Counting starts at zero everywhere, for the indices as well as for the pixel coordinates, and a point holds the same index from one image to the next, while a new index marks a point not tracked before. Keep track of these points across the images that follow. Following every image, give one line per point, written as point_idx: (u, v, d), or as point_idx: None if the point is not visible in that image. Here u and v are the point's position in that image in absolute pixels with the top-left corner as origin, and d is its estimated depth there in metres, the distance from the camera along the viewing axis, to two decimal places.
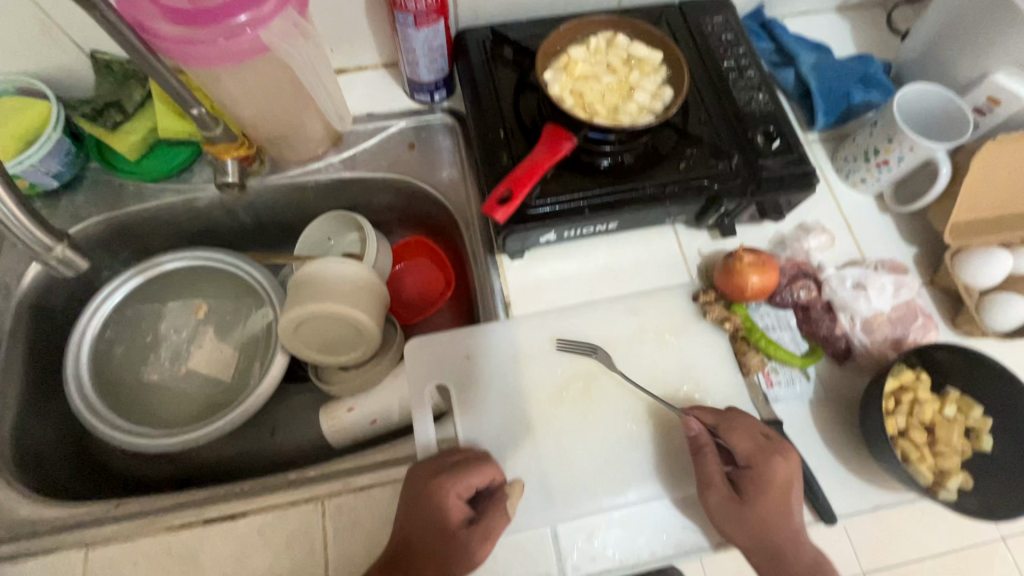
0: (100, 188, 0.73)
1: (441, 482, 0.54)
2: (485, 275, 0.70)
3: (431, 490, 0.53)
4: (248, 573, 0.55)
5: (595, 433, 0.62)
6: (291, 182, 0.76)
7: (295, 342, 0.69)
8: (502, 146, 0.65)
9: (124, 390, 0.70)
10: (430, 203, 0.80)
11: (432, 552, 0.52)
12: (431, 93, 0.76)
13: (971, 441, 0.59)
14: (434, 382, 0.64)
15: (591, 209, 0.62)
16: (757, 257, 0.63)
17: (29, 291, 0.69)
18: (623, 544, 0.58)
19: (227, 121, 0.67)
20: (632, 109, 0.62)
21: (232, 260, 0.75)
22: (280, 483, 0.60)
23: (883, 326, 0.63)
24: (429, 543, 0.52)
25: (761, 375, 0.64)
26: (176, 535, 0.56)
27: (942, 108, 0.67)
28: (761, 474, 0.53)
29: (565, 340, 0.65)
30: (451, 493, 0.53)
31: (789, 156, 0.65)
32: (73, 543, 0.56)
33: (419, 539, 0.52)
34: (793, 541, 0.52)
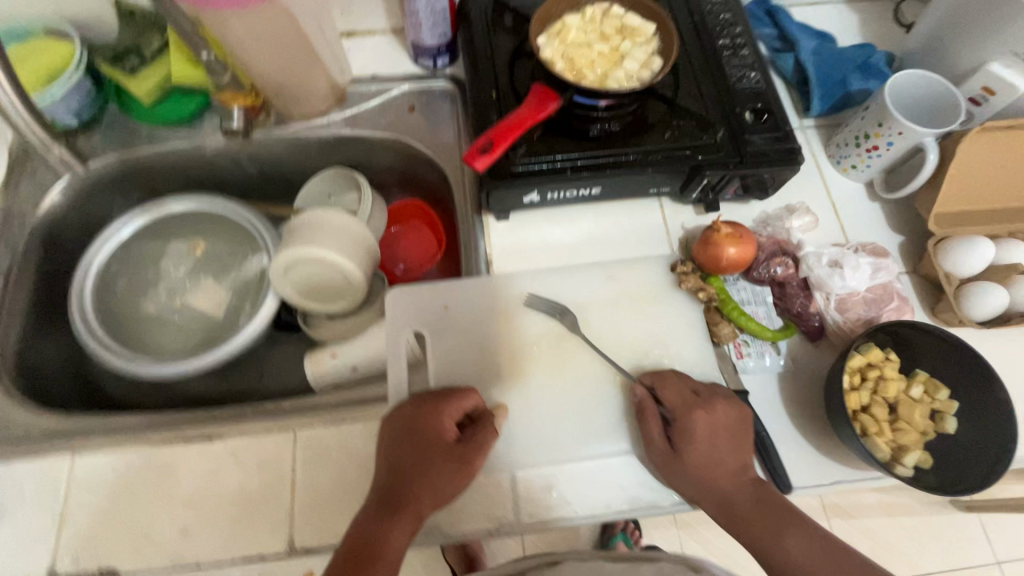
0: (116, 129, 0.77)
1: (431, 412, 0.57)
2: (473, 233, 0.73)
3: (422, 417, 0.56)
4: (219, 490, 0.58)
5: (562, 389, 0.63)
6: (294, 135, 0.79)
7: (285, 285, 0.72)
8: (494, 107, 0.67)
9: (123, 319, 0.74)
10: (427, 165, 0.83)
11: (431, 476, 0.54)
12: (434, 58, 0.79)
13: (935, 422, 0.59)
14: (412, 330, 0.66)
15: (574, 170, 0.64)
16: (734, 229, 0.65)
17: (43, 219, 0.73)
18: (579, 496, 0.59)
19: (238, 71, 0.70)
20: (621, 76, 0.64)
21: (234, 208, 0.78)
22: (257, 412, 0.63)
23: (857, 307, 0.64)
24: (425, 461, 0.55)
25: (732, 345, 0.65)
26: (155, 449, 0.60)
27: (935, 97, 0.68)
28: (684, 424, 0.56)
29: (534, 298, 0.67)
30: (441, 419, 0.56)
31: (775, 133, 0.66)
32: (62, 449, 0.59)
33: (415, 460, 0.55)
34: (732, 490, 0.54)
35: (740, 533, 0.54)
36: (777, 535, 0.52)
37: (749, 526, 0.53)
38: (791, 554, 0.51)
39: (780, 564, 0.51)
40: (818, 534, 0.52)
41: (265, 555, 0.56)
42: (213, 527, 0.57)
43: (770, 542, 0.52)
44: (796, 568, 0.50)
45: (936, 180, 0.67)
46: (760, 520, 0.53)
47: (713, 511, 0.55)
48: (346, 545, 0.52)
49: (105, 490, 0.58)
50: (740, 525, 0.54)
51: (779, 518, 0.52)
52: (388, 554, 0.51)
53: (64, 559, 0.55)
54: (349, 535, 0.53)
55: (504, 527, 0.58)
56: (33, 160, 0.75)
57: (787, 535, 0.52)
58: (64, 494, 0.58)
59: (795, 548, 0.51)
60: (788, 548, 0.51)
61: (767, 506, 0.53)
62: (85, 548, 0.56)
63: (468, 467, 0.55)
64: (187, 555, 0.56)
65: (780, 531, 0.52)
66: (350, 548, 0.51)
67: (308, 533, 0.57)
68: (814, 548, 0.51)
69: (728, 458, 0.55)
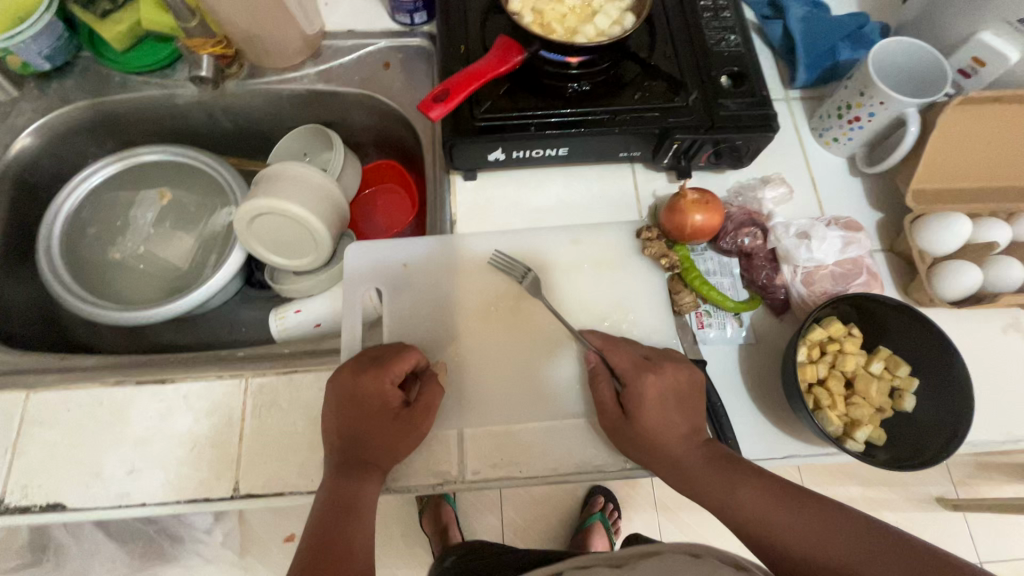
0: (88, 76, 0.77)
1: (371, 376, 0.55)
2: (439, 192, 0.71)
3: (365, 384, 0.55)
4: (168, 431, 0.59)
5: (516, 350, 0.63)
6: (267, 88, 0.78)
7: (250, 238, 0.71)
8: (462, 61, 0.65)
9: (91, 265, 0.75)
10: (401, 124, 0.81)
11: (388, 434, 0.55)
12: (410, 14, 0.77)
13: (894, 399, 0.58)
14: (371, 286, 0.66)
15: (539, 128, 0.62)
16: (701, 195, 0.63)
17: (12, 162, 0.73)
18: (525, 457, 0.59)
19: (205, 17, 0.69)
20: (589, 32, 0.62)
21: (205, 159, 0.78)
22: (211, 359, 0.63)
23: (823, 281, 0.61)
24: (374, 423, 0.55)
25: (693, 315, 0.64)
26: (108, 390, 0.60)
27: (926, 66, 0.65)
28: (633, 391, 0.55)
29: (499, 256, 0.65)
30: (385, 384, 0.55)
31: (750, 98, 0.63)
32: (15, 386, 0.60)
33: (364, 423, 0.55)
34: (687, 458, 0.53)
35: (699, 495, 0.52)
36: (730, 489, 0.50)
37: (705, 486, 0.52)
38: (746, 504, 0.49)
39: (740, 516, 0.50)
40: (769, 481, 0.50)
41: (211, 497, 0.57)
42: (161, 467, 0.58)
43: (724, 497, 0.51)
44: (756, 518, 0.49)
45: (917, 154, 0.65)
46: (712, 478, 0.51)
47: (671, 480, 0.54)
48: (320, 506, 0.52)
49: (56, 427, 0.59)
50: (698, 486, 0.52)
51: (729, 474, 0.51)
52: (366, 509, 0.52)
53: (13, 491, 0.56)
54: (321, 498, 0.53)
55: (447, 483, 0.58)
56: (5, 103, 0.75)
57: (739, 486, 0.50)
58: (16, 428, 0.59)
59: (749, 498, 0.50)
60: (743, 499, 0.50)
61: (716, 465, 0.52)
62: (35, 481, 0.57)
63: (420, 423, 0.56)
64: (134, 493, 0.57)
65: (731, 485, 0.50)
66: (325, 509, 0.52)
67: (254, 478, 0.57)
68: (767, 494, 0.50)
69: (678, 423, 0.54)
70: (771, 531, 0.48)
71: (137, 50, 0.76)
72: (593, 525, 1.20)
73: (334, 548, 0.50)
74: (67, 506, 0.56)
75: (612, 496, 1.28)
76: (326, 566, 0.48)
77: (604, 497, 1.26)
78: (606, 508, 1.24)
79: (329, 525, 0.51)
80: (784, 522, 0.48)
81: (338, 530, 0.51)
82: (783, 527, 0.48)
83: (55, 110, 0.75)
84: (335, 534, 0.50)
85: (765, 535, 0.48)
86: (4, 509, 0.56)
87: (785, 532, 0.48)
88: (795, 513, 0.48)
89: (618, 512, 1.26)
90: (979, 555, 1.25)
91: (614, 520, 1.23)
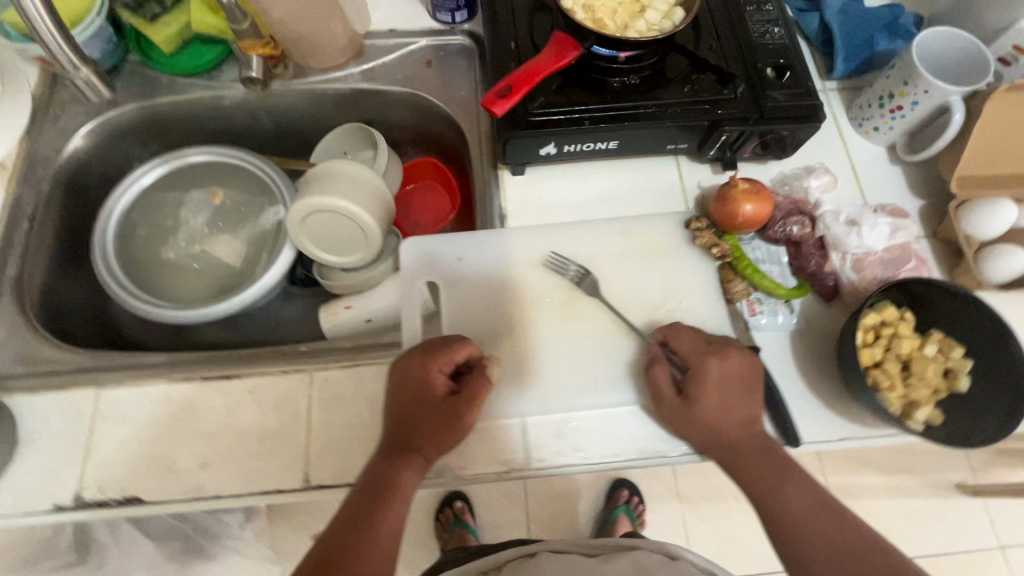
0: (136, 79, 0.78)
1: (423, 362, 0.56)
2: (488, 189, 0.73)
3: (414, 369, 0.56)
4: (238, 426, 0.60)
5: (573, 341, 0.64)
6: (312, 88, 0.79)
7: (302, 235, 0.73)
8: (513, 58, 0.67)
9: (143, 265, 0.76)
10: (442, 122, 0.83)
11: (434, 422, 0.56)
12: (452, 12, 0.78)
13: (948, 380, 0.59)
14: (427, 279, 0.67)
15: (591, 121, 0.64)
16: (752, 185, 0.64)
17: (65, 165, 0.75)
18: (588, 443, 0.60)
19: (256, 17, 0.70)
20: (641, 26, 0.64)
21: (250, 159, 0.79)
22: (274, 355, 0.64)
23: (873, 267, 0.63)
24: (415, 409, 0.56)
25: (744, 303, 0.65)
26: (176, 386, 0.62)
27: (964, 53, 0.66)
28: (696, 375, 0.57)
29: (554, 257, 0.67)
30: (432, 371, 0.56)
31: (796, 89, 0.65)
32: (86, 383, 0.61)
33: (407, 407, 0.56)
34: (742, 441, 0.56)
35: (741, 480, 0.56)
36: (778, 484, 0.54)
37: (756, 476, 0.55)
38: (787, 503, 0.53)
39: (776, 510, 0.53)
40: (815, 490, 0.54)
41: (282, 489, 0.58)
42: (231, 460, 0.59)
43: (769, 490, 0.54)
44: (792, 515, 0.53)
45: (961, 141, 0.66)
46: (765, 470, 0.55)
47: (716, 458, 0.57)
48: (362, 483, 0.55)
49: (129, 423, 0.60)
50: (748, 474, 0.55)
51: (781, 469, 0.54)
52: (402, 493, 0.54)
53: (88, 486, 0.58)
54: (365, 475, 0.55)
55: (513, 470, 0.59)
56: (56, 106, 0.76)
57: (786, 485, 0.54)
58: (88, 424, 0.60)
59: (793, 498, 0.53)
60: (786, 497, 0.53)
61: (770, 458, 0.55)
62: (109, 476, 0.58)
63: (463, 415, 0.56)
64: (207, 486, 0.58)
65: (782, 482, 0.54)
66: (367, 487, 0.54)
67: (323, 470, 0.59)
68: (810, 500, 0.53)
69: (737, 408, 0.56)
70: (800, 531, 0.52)
71: (184, 52, 0.77)
72: (620, 518, 1.21)
73: (363, 526, 0.52)
74: (141, 500, 0.57)
75: (636, 488, 1.29)
76: (354, 541, 0.52)
77: (628, 490, 1.27)
78: (630, 501, 1.26)
79: (366, 503, 0.53)
80: (816, 527, 0.52)
81: (374, 509, 0.53)
82: (813, 531, 0.52)
83: (105, 113, 0.76)
84: (371, 513, 0.53)
85: (792, 532, 0.52)
86: (80, 504, 0.57)
87: (812, 534, 0.52)
88: (828, 522, 0.52)
89: (642, 505, 1.27)
90: (1000, 541, 1.26)
91: (639, 513, 1.25)
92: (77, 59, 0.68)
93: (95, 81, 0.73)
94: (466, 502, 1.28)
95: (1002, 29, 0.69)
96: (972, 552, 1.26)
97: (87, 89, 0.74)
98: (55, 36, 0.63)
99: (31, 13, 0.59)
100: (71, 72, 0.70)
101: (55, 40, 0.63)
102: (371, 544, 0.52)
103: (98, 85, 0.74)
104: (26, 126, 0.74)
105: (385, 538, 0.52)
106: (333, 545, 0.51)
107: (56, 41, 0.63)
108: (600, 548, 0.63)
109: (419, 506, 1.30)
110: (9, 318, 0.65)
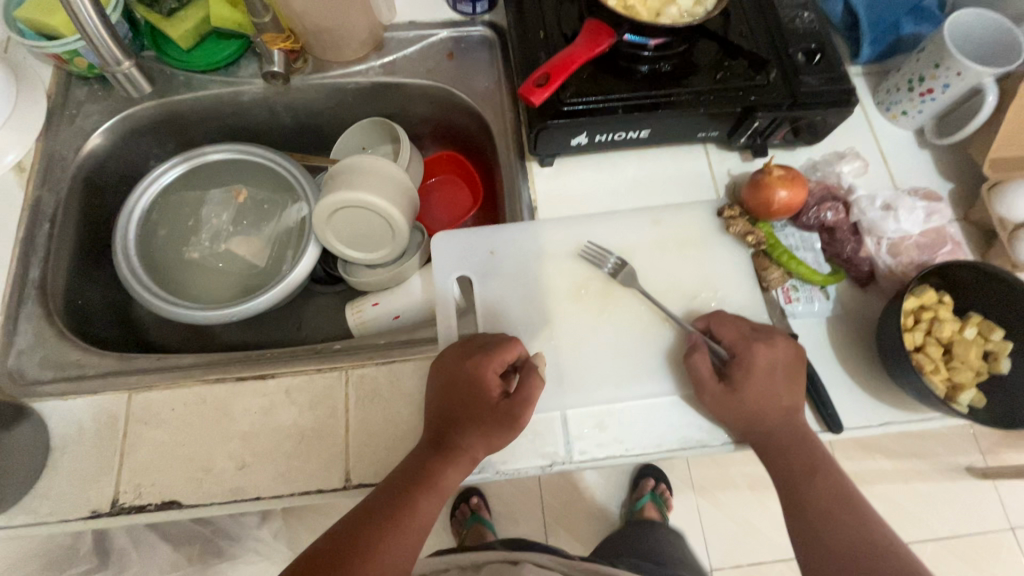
0: (152, 76, 0.76)
1: (478, 362, 0.56)
2: (515, 181, 0.72)
3: (469, 367, 0.56)
4: (275, 425, 0.59)
5: (610, 332, 0.63)
6: (332, 83, 0.78)
7: (327, 232, 0.71)
8: (541, 47, 0.66)
9: (166, 266, 0.75)
10: (464, 114, 0.81)
11: (479, 422, 0.55)
12: (474, 3, 0.77)
13: (989, 363, 0.59)
14: (459, 274, 0.67)
15: (625, 110, 0.63)
16: (786, 171, 0.64)
17: (83, 165, 0.73)
18: (630, 435, 0.60)
19: (277, 11, 0.69)
20: (674, 13, 0.62)
21: (272, 155, 0.77)
22: (308, 353, 0.64)
23: (909, 251, 0.63)
24: (464, 407, 0.56)
25: (780, 290, 0.65)
26: (211, 387, 0.61)
27: (997, 34, 0.65)
28: (742, 363, 0.57)
29: (590, 246, 0.66)
30: (488, 372, 0.56)
31: (830, 73, 0.64)
32: (118, 387, 0.60)
33: (456, 403, 0.56)
34: (780, 428, 0.56)
35: (773, 465, 0.56)
36: (807, 474, 0.55)
37: (790, 463, 0.55)
38: (813, 494, 0.54)
39: (800, 499, 0.55)
40: (844, 486, 0.55)
41: (322, 489, 0.57)
42: (270, 461, 0.58)
43: (798, 479, 0.55)
44: (816, 505, 0.54)
45: (993, 123, 0.66)
46: (801, 460, 0.55)
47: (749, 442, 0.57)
48: (398, 472, 0.55)
49: (163, 425, 0.59)
50: (783, 460, 0.56)
51: (815, 460, 0.55)
52: (439, 488, 0.54)
53: (126, 491, 0.57)
54: (402, 464, 0.56)
55: (556, 463, 0.59)
56: (72, 106, 0.74)
57: (816, 476, 0.55)
58: (122, 429, 0.59)
59: (819, 489, 0.54)
60: (813, 488, 0.54)
61: (807, 448, 0.56)
62: (146, 480, 0.57)
63: (516, 418, 0.55)
64: (246, 488, 0.57)
65: (816, 472, 0.55)
66: (402, 476, 0.55)
67: (364, 468, 0.58)
68: (838, 495, 0.54)
69: (781, 394, 0.56)
70: (821, 522, 0.53)
71: (201, 47, 0.76)
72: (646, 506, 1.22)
73: (392, 512, 0.53)
74: (180, 504, 0.57)
75: (662, 476, 1.29)
76: (382, 527, 0.52)
77: (654, 479, 1.28)
78: (657, 489, 1.26)
79: (398, 491, 0.54)
80: (837, 520, 0.53)
81: (406, 498, 0.53)
82: (834, 522, 0.53)
83: (123, 112, 0.75)
84: (402, 502, 0.53)
85: (812, 521, 0.54)
86: (118, 510, 0.56)
87: (832, 526, 0.53)
88: (850, 517, 0.53)
89: (669, 492, 1.28)
90: (1011, 523, 1.28)
91: (666, 499, 1.25)
92: (120, 53, 0.67)
93: (136, 78, 0.72)
94: (483, 498, 1.28)
95: None
96: (985, 534, 1.27)
97: (126, 86, 0.72)
98: (101, 28, 0.61)
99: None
100: (112, 66, 0.68)
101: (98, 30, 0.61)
102: (398, 532, 0.52)
103: (140, 81, 0.73)
104: (42, 127, 0.72)
105: (414, 528, 0.53)
106: (359, 527, 0.52)
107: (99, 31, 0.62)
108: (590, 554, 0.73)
109: None
110: (35, 323, 0.64)
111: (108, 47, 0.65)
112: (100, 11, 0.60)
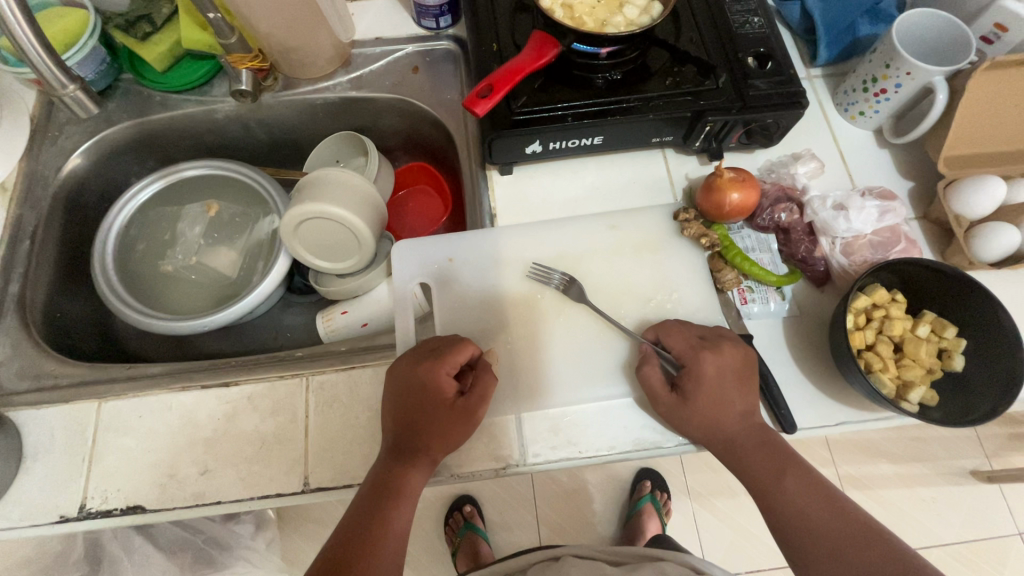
0: (130, 98, 0.80)
1: (430, 367, 0.56)
2: (476, 189, 0.73)
3: (422, 375, 0.56)
4: (236, 431, 0.61)
5: (565, 335, 0.64)
6: (302, 99, 0.81)
7: (296, 243, 0.71)
8: (494, 58, 0.68)
9: (142, 279, 0.77)
10: (432, 125, 0.84)
11: (441, 425, 0.56)
12: (437, 18, 0.78)
13: (943, 360, 0.60)
14: (419, 280, 0.68)
15: (575, 118, 0.64)
16: (737, 173, 0.64)
17: (64, 184, 0.77)
18: (584, 437, 0.60)
19: (243, 32, 0.71)
20: (620, 22, 0.65)
21: (244, 170, 0.80)
22: (273, 361, 0.65)
23: (863, 249, 0.63)
24: (424, 414, 0.56)
25: (735, 292, 0.65)
26: (177, 395, 0.62)
27: (939, 29, 0.67)
28: (692, 372, 0.56)
29: (536, 266, 0.67)
30: (441, 376, 0.56)
31: (778, 77, 0.65)
32: (87, 398, 0.62)
33: (414, 413, 0.56)
34: (739, 432, 0.56)
35: (744, 473, 0.56)
36: (778, 475, 0.54)
37: (757, 467, 0.55)
38: (790, 495, 0.53)
39: (780, 501, 0.53)
40: (815, 478, 0.54)
41: (282, 493, 0.59)
42: (231, 466, 0.60)
43: (770, 481, 0.54)
44: (795, 506, 0.53)
45: (946, 121, 0.66)
46: (766, 461, 0.55)
47: (710, 448, 0.57)
48: (367, 488, 0.55)
49: (131, 432, 0.61)
50: (749, 464, 0.55)
51: (782, 459, 0.54)
52: (408, 496, 0.54)
53: (93, 497, 0.59)
54: (370, 480, 0.56)
55: (510, 466, 0.59)
56: (54, 128, 0.78)
57: (787, 476, 0.54)
58: (91, 436, 0.61)
59: (795, 488, 0.53)
60: (788, 487, 0.53)
61: (771, 447, 0.55)
62: (113, 485, 0.59)
63: (474, 413, 0.57)
64: (209, 493, 0.59)
65: (783, 472, 0.54)
66: (370, 491, 0.54)
67: (322, 472, 0.59)
68: (813, 490, 0.53)
69: (734, 399, 0.56)
70: (804, 523, 0.52)
71: (176, 69, 0.79)
72: (645, 507, 1.20)
73: (369, 532, 0.53)
74: (145, 508, 0.58)
75: (661, 479, 1.28)
76: (361, 546, 0.52)
77: (652, 482, 1.27)
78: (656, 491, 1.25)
79: (370, 508, 0.54)
80: (820, 517, 0.52)
81: (380, 512, 0.53)
82: (816, 520, 0.52)
83: (101, 133, 0.78)
84: (375, 515, 0.53)
85: (796, 524, 0.52)
86: (86, 514, 0.58)
87: (814, 525, 0.52)
88: (830, 511, 0.52)
89: (667, 494, 1.26)
90: (1019, 527, 1.23)
91: (665, 501, 1.23)
92: (66, 77, 0.68)
93: (87, 102, 0.75)
94: (476, 505, 1.27)
95: (983, 8, 0.69)
96: (994, 539, 1.22)
97: (77, 107, 0.75)
98: (41, 53, 0.62)
99: (19, 35, 0.58)
100: (59, 91, 0.69)
101: (41, 58, 0.62)
102: (377, 548, 0.52)
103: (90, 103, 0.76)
104: (25, 148, 0.76)
105: (392, 542, 0.53)
106: (340, 552, 0.52)
107: (42, 59, 0.62)
108: (623, 557, 0.66)
109: (428, 512, 1.30)
110: (14, 335, 0.67)
111: (51, 75, 0.66)
112: (43, 39, 0.60)
